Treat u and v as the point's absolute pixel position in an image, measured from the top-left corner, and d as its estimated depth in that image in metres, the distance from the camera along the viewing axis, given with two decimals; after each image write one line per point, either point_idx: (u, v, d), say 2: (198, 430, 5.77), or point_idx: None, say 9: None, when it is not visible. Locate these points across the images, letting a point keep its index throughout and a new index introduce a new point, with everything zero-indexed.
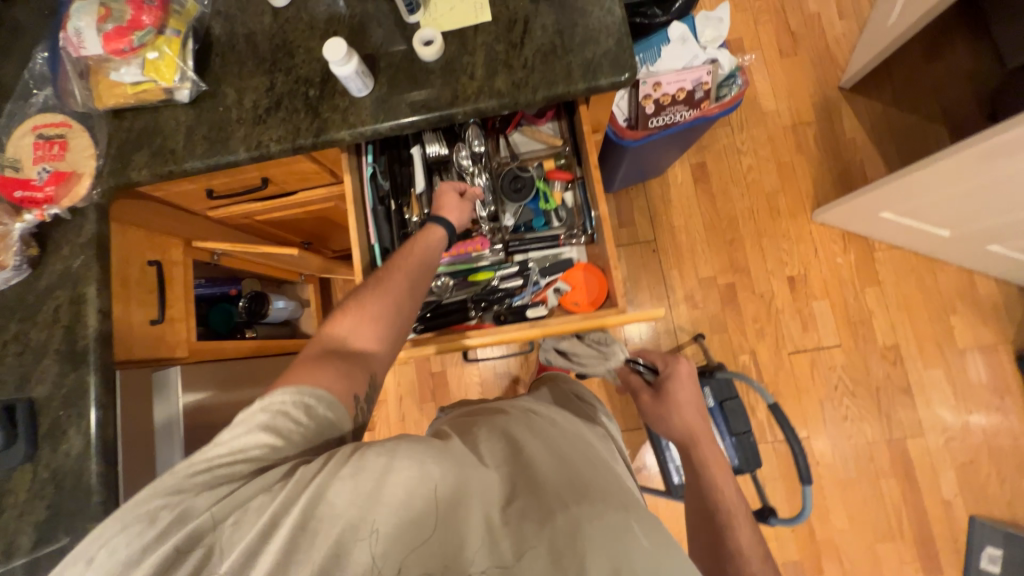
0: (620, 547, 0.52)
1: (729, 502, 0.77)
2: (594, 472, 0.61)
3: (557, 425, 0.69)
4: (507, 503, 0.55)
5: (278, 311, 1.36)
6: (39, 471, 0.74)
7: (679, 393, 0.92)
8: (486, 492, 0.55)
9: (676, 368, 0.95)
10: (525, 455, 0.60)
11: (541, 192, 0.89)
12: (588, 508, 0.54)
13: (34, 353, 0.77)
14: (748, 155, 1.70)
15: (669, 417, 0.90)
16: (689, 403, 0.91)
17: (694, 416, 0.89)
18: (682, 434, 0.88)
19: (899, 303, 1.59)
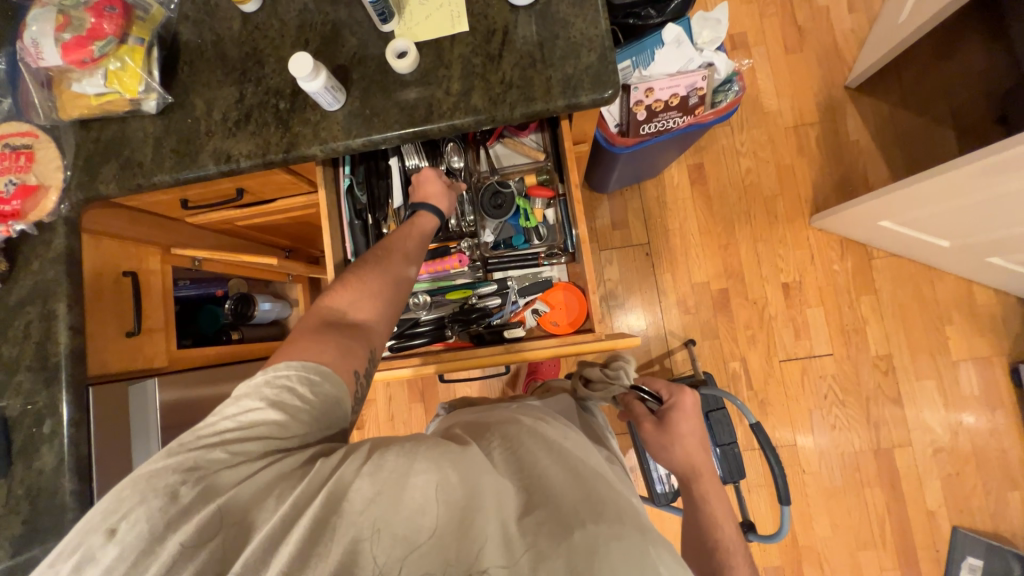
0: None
1: (727, 543, 0.75)
2: (612, 486, 0.57)
3: (574, 434, 0.66)
4: (521, 513, 0.51)
5: (265, 313, 1.35)
6: (14, 486, 0.75)
7: (684, 424, 0.86)
8: (501, 500, 0.51)
9: (681, 398, 0.89)
10: (540, 462, 0.56)
11: (521, 209, 0.87)
12: (607, 526, 0.49)
13: (5, 369, 0.77)
14: (747, 156, 1.65)
15: (671, 447, 0.83)
16: (692, 434, 0.85)
17: (697, 450, 0.84)
18: (682, 466, 0.82)
19: (895, 312, 1.57)
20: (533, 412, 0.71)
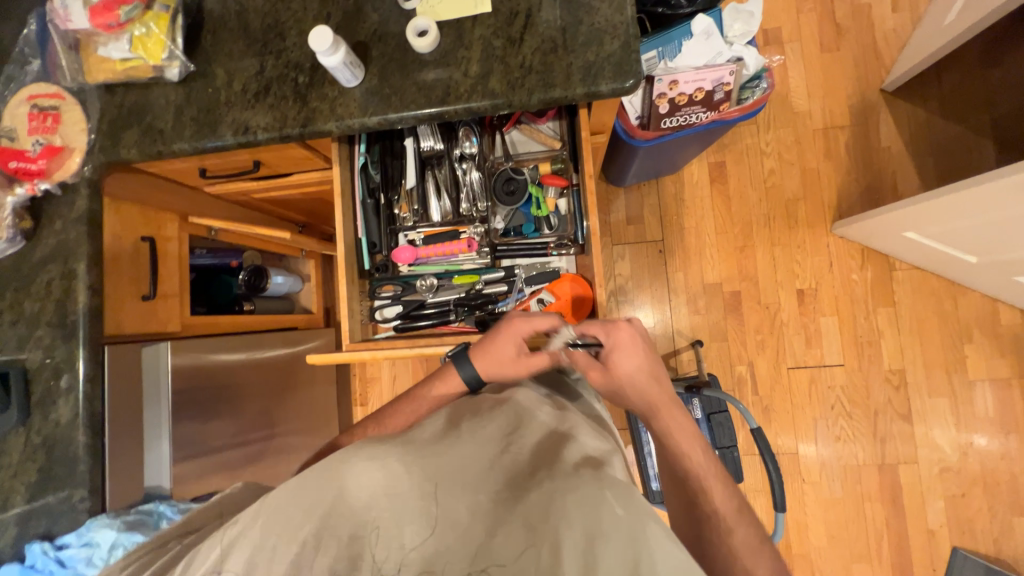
0: (593, 519, 0.47)
1: (698, 469, 0.67)
2: (578, 448, 0.58)
3: (554, 407, 0.67)
4: (486, 485, 0.54)
5: (277, 286, 1.39)
6: (31, 436, 0.78)
7: (624, 363, 0.71)
8: (461, 475, 0.54)
9: (622, 330, 0.71)
10: (506, 440, 0.60)
11: (533, 197, 0.86)
12: (563, 481, 0.51)
13: (27, 323, 0.80)
14: (771, 157, 1.60)
15: (619, 386, 0.72)
16: (642, 367, 0.71)
17: (648, 381, 0.72)
18: (638, 404, 0.73)
19: (913, 327, 1.53)
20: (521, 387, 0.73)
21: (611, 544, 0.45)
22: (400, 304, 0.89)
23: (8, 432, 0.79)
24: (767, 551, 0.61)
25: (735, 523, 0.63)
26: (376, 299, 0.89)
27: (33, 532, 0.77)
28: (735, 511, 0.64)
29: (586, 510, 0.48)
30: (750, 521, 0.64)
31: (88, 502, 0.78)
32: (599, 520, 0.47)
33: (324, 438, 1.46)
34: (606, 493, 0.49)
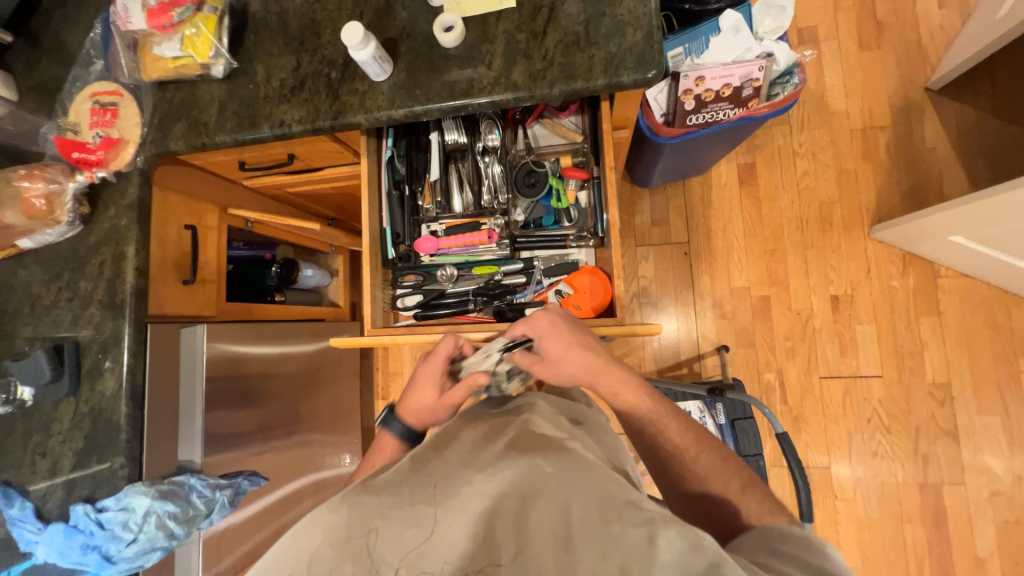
0: (526, 479, 0.52)
1: (652, 416, 0.74)
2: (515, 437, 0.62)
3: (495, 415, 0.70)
4: (425, 491, 0.51)
5: (307, 279, 1.46)
6: (80, 405, 0.85)
7: (551, 346, 0.72)
8: (394, 484, 0.52)
9: (542, 316, 0.74)
10: (444, 446, 0.61)
11: (554, 189, 0.87)
12: (498, 464, 0.54)
13: (81, 300, 0.87)
14: (805, 158, 1.55)
15: (558, 366, 0.72)
16: (571, 343, 0.72)
17: (581, 355, 0.73)
18: (578, 377, 0.73)
19: (960, 339, 1.43)
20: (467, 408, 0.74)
21: (547, 494, 0.50)
22: (420, 293, 0.90)
23: (61, 401, 0.85)
24: (730, 466, 0.72)
25: (696, 452, 0.72)
26: (398, 288, 0.92)
27: (77, 495, 0.83)
28: (692, 440, 0.73)
29: (519, 475, 0.52)
30: (709, 446, 0.74)
31: (126, 470, 0.83)
32: (533, 481, 0.52)
33: (347, 427, 1.50)
34: (537, 459, 0.55)
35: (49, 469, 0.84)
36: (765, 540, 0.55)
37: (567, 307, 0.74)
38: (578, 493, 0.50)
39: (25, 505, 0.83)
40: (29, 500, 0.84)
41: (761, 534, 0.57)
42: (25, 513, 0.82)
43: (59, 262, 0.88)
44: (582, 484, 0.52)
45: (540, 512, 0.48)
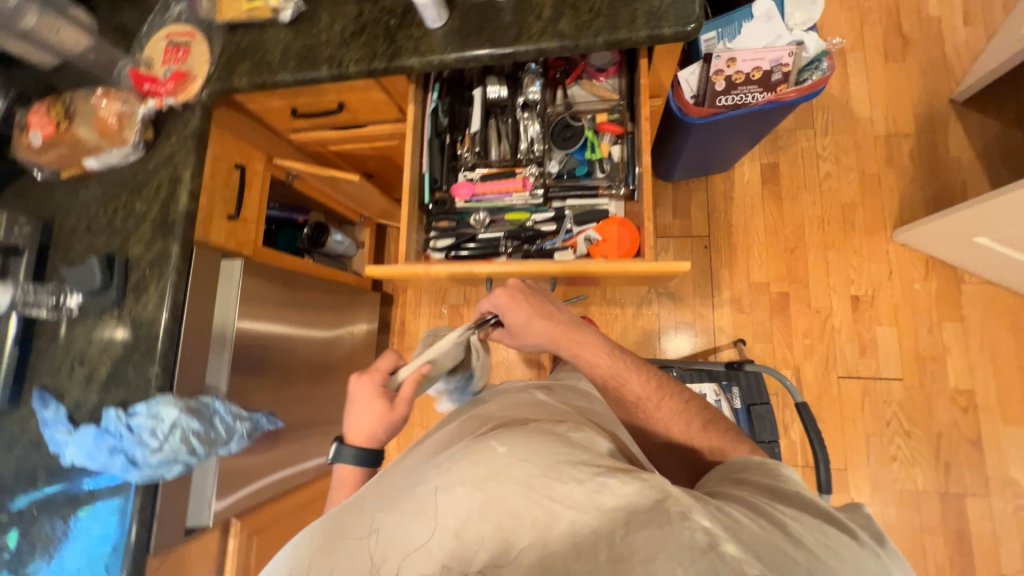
0: (481, 465, 0.58)
1: (612, 372, 0.85)
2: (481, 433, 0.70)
3: (476, 424, 0.77)
4: (392, 503, 0.59)
5: (335, 244, 1.52)
6: (122, 317, 0.88)
7: (514, 317, 0.88)
8: (370, 505, 0.61)
9: (502, 293, 0.89)
10: (421, 459, 0.70)
11: (589, 142, 0.91)
12: (456, 459, 0.62)
13: (136, 220, 0.92)
14: (828, 161, 1.58)
15: (523, 333, 0.89)
16: (531, 315, 0.88)
17: (542, 323, 0.88)
18: (541, 340, 0.88)
19: (985, 347, 1.41)
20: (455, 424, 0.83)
21: (501, 474, 0.57)
22: (452, 236, 0.94)
23: (104, 312, 0.89)
24: (692, 410, 0.81)
25: (657, 402, 0.82)
26: (431, 231, 0.95)
27: (110, 401, 0.86)
28: (653, 389, 0.83)
29: (473, 463, 0.59)
30: (670, 393, 0.84)
31: (159, 380, 0.86)
32: (487, 464, 0.59)
33: None
34: (492, 444, 0.62)
35: (86, 377, 0.88)
36: (726, 476, 0.65)
37: (525, 282, 0.89)
38: (528, 464, 0.58)
39: (58, 409, 0.86)
40: (63, 406, 0.87)
41: (721, 470, 0.67)
42: (59, 416, 0.86)
43: (119, 184, 0.94)
44: (531, 456, 0.59)
45: (499, 487, 0.56)
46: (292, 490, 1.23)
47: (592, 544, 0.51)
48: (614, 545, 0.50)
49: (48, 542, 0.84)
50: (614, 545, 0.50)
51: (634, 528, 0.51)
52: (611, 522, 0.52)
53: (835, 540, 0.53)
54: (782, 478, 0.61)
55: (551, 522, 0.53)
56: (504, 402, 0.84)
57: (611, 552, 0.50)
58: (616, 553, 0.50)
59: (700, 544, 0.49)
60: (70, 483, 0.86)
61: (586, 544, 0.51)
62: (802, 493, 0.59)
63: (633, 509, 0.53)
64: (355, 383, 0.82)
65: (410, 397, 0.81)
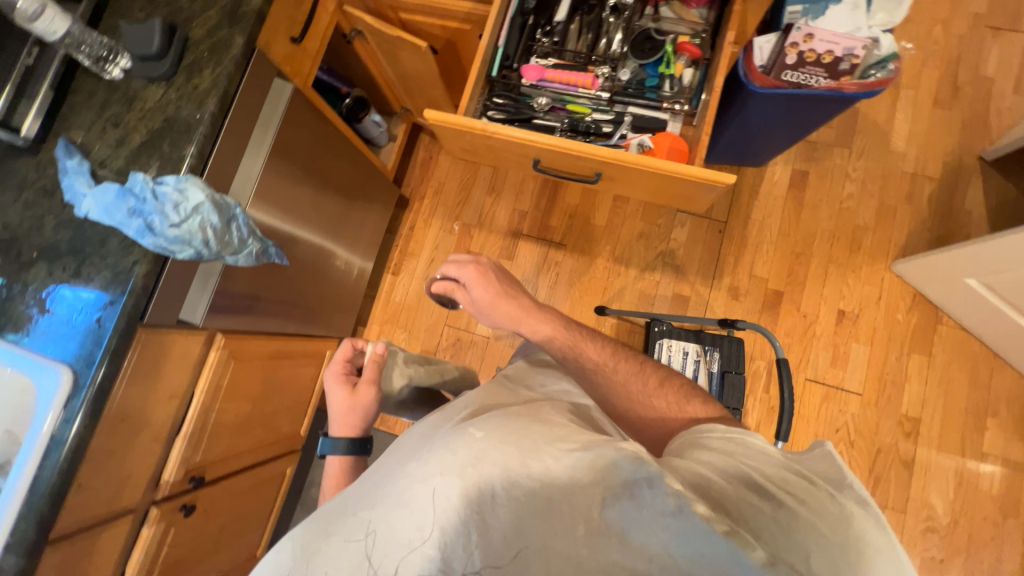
0: (458, 452, 0.55)
1: (568, 342, 0.87)
2: (457, 415, 0.67)
3: (451, 409, 0.72)
4: (366, 501, 0.56)
5: (371, 124, 1.51)
6: (169, 91, 0.88)
7: (482, 292, 0.91)
8: (345, 506, 0.58)
9: (471, 266, 0.93)
10: (399, 444, 0.68)
11: (665, 58, 0.93)
12: (430, 447, 0.58)
13: (203, 3, 0.90)
14: (854, 183, 1.65)
15: (487, 308, 0.90)
16: (498, 292, 0.91)
17: (508, 301, 0.90)
18: (504, 320, 0.90)
19: (941, 384, 1.52)
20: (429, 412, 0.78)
21: (478, 458, 0.54)
22: (510, 112, 0.96)
23: (152, 81, 0.88)
24: (647, 370, 0.85)
25: (614, 364, 0.85)
26: (489, 104, 0.97)
27: (137, 169, 0.86)
28: (608, 354, 0.86)
29: (450, 452, 0.55)
30: (625, 356, 0.87)
31: (191, 161, 0.86)
32: (465, 450, 0.55)
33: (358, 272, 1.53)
34: (468, 428, 0.58)
35: (117, 140, 0.87)
36: (692, 438, 0.64)
37: (496, 261, 0.94)
38: (505, 446, 0.55)
39: (81, 162, 0.85)
40: (86, 161, 0.86)
41: (688, 434, 0.66)
42: (80, 168, 0.85)
43: None
44: (509, 437, 0.56)
45: (479, 471, 0.53)
46: (273, 334, 1.25)
47: (572, 520, 0.51)
48: (593, 520, 0.51)
49: (41, 284, 0.84)
50: (594, 519, 0.51)
51: (610, 502, 0.52)
52: (591, 498, 0.52)
53: (795, 486, 0.53)
54: (742, 438, 0.61)
55: (532, 500, 0.52)
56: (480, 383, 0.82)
57: (591, 528, 0.51)
58: (594, 529, 0.51)
59: (671, 508, 0.49)
60: (78, 235, 0.85)
61: (565, 521, 0.51)
62: (761, 449, 0.59)
63: (612, 484, 0.52)
64: (325, 379, 0.93)
65: (372, 380, 0.90)
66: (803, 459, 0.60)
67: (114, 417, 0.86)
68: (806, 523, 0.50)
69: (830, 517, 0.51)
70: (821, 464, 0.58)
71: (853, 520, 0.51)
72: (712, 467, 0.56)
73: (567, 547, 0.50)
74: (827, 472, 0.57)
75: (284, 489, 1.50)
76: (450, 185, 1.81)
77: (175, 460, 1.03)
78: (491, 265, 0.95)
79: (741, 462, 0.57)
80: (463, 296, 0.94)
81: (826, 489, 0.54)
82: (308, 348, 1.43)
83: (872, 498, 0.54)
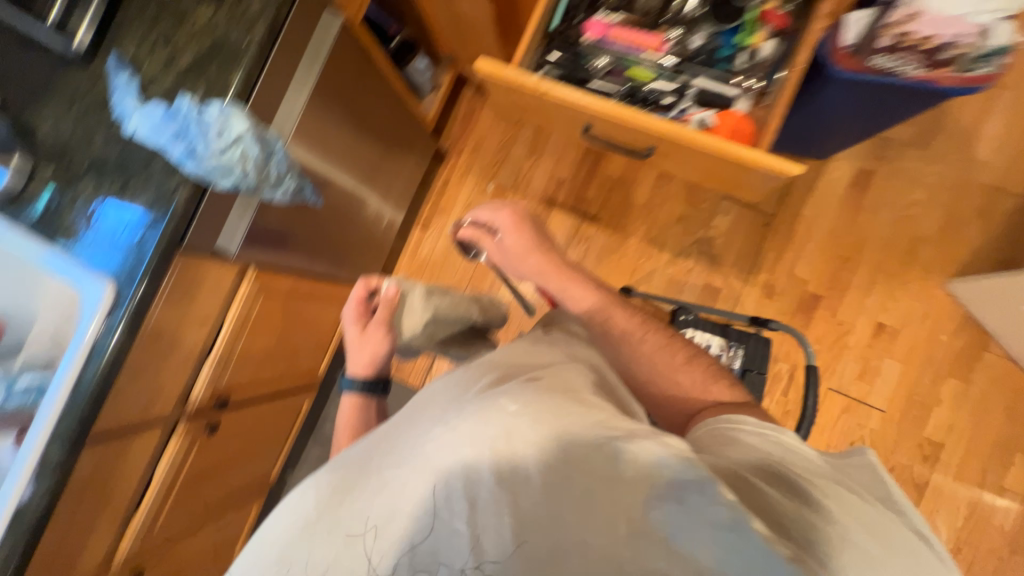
0: (491, 424, 0.56)
1: (599, 305, 0.84)
2: (485, 379, 0.67)
3: (478, 369, 0.71)
4: (396, 458, 0.59)
5: (417, 70, 1.47)
6: (220, 13, 0.86)
7: (515, 240, 0.90)
8: (379, 459, 0.61)
9: (506, 213, 0.92)
10: (427, 399, 0.69)
11: (744, 27, 0.87)
12: (462, 414, 0.59)
13: None
14: (923, 189, 1.52)
15: (515, 258, 0.90)
16: (530, 244, 0.89)
17: (537, 255, 0.89)
18: (531, 273, 0.89)
19: (974, 413, 1.45)
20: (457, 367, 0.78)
21: (511, 433, 0.55)
22: (565, 71, 0.90)
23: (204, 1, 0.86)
24: (677, 343, 0.83)
25: (642, 334, 0.82)
26: (543, 60, 0.90)
27: (183, 92, 0.85)
28: (638, 324, 0.83)
29: (481, 423, 0.56)
30: (656, 327, 0.84)
31: (236, 88, 0.84)
32: (498, 423, 0.56)
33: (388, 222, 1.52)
34: (500, 400, 0.59)
35: (166, 59, 0.86)
36: (725, 435, 0.62)
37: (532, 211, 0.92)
38: (541, 427, 0.55)
39: (132, 78, 0.86)
40: (136, 78, 0.86)
41: (717, 427, 0.64)
42: (131, 85, 0.85)
43: None
44: (544, 417, 0.56)
45: (513, 448, 0.54)
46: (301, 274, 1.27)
47: (613, 518, 0.51)
48: (636, 521, 0.50)
49: (89, 198, 0.86)
50: (636, 519, 0.50)
51: (655, 504, 0.50)
52: (633, 497, 0.51)
53: (856, 507, 0.52)
54: (786, 442, 0.59)
55: (569, 486, 0.53)
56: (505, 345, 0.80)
57: (633, 529, 0.50)
58: (637, 530, 0.50)
59: (725, 524, 0.47)
60: (124, 153, 0.86)
61: (606, 517, 0.51)
62: (812, 456, 0.58)
63: (657, 483, 0.51)
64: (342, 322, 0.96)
65: (383, 321, 0.92)
66: (846, 467, 0.60)
67: (150, 333, 0.90)
68: (872, 550, 0.49)
69: (897, 531, 0.52)
70: (864, 473, 0.59)
71: (912, 535, 0.53)
72: (771, 478, 0.54)
73: (605, 539, 0.50)
74: (873, 483, 0.58)
75: (300, 421, 1.58)
76: (489, 143, 1.76)
77: (203, 380, 1.08)
78: (527, 213, 0.93)
79: (805, 473, 0.55)
80: (492, 244, 0.95)
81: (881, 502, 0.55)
82: (333, 291, 1.46)
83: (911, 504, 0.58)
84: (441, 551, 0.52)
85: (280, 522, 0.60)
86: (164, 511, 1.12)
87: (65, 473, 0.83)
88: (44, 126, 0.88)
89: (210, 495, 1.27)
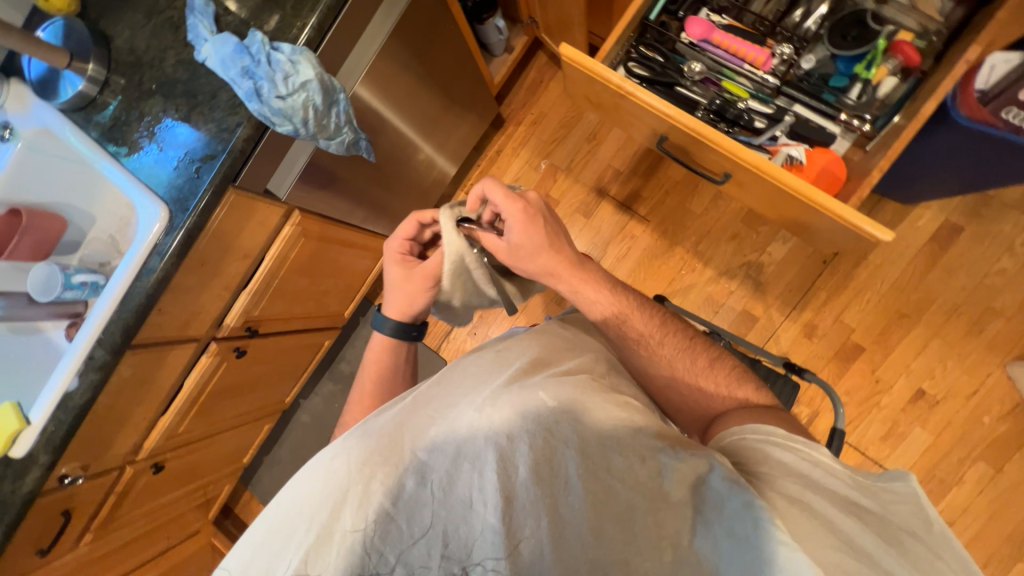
0: (535, 420, 0.58)
1: (616, 309, 0.80)
2: (518, 363, 0.67)
3: (509, 351, 0.71)
4: (424, 432, 0.60)
5: (493, 29, 1.38)
6: None
7: (524, 239, 0.80)
8: (407, 428, 0.61)
9: (517, 203, 0.79)
10: (454, 374, 0.69)
11: (869, 57, 0.79)
12: (499, 402, 0.60)
13: None
14: (1012, 259, 1.37)
15: (524, 259, 0.82)
16: (545, 242, 0.80)
17: (548, 255, 0.81)
18: (539, 274, 0.82)
19: (995, 502, 1.37)
20: (485, 346, 0.77)
21: (553, 432, 0.57)
22: (653, 70, 0.85)
23: None
24: (698, 347, 0.80)
25: (661, 339, 0.79)
26: (633, 53, 0.85)
27: (258, 26, 0.84)
28: (658, 329, 0.80)
29: (521, 413, 0.58)
30: (673, 330, 0.82)
31: (309, 33, 0.82)
32: (541, 421, 0.58)
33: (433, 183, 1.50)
34: (538, 394, 0.60)
35: None
36: (753, 449, 0.60)
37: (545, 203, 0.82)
38: (582, 432, 0.57)
39: (208, 4, 0.84)
40: (213, 4, 0.84)
41: (746, 437, 0.62)
42: (207, 10, 0.84)
43: None
44: (585, 422, 0.58)
45: (555, 447, 0.56)
46: (342, 222, 1.28)
47: (660, 544, 0.51)
48: (681, 549, 0.51)
49: (154, 119, 0.87)
50: (682, 547, 0.51)
51: (700, 532, 0.51)
52: (681, 524, 0.52)
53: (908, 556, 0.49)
54: (808, 459, 0.57)
55: (614, 501, 0.54)
56: (533, 329, 0.79)
57: (678, 557, 0.51)
58: (682, 557, 0.51)
59: (781, 567, 0.47)
60: (193, 78, 0.86)
61: (651, 540, 0.51)
62: (834, 480, 0.55)
63: (702, 509, 0.52)
64: (384, 260, 0.94)
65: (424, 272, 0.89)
66: (884, 496, 0.55)
67: (196, 259, 0.93)
68: None
69: None
70: (906, 504, 0.54)
71: None
72: (809, 511, 0.51)
73: (650, 561, 0.51)
74: (916, 522, 0.52)
75: (318, 358, 1.65)
76: (551, 118, 1.68)
77: (236, 309, 1.13)
78: (539, 206, 0.83)
79: (820, 504, 0.52)
80: (494, 239, 0.84)
81: (910, 545, 0.50)
82: (368, 242, 1.47)
83: (960, 543, 0.51)
84: (476, 541, 0.53)
85: (301, 491, 0.59)
86: (186, 418, 1.21)
87: (106, 374, 0.90)
88: (121, 37, 0.90)
89: (228, 410, 1.36)
